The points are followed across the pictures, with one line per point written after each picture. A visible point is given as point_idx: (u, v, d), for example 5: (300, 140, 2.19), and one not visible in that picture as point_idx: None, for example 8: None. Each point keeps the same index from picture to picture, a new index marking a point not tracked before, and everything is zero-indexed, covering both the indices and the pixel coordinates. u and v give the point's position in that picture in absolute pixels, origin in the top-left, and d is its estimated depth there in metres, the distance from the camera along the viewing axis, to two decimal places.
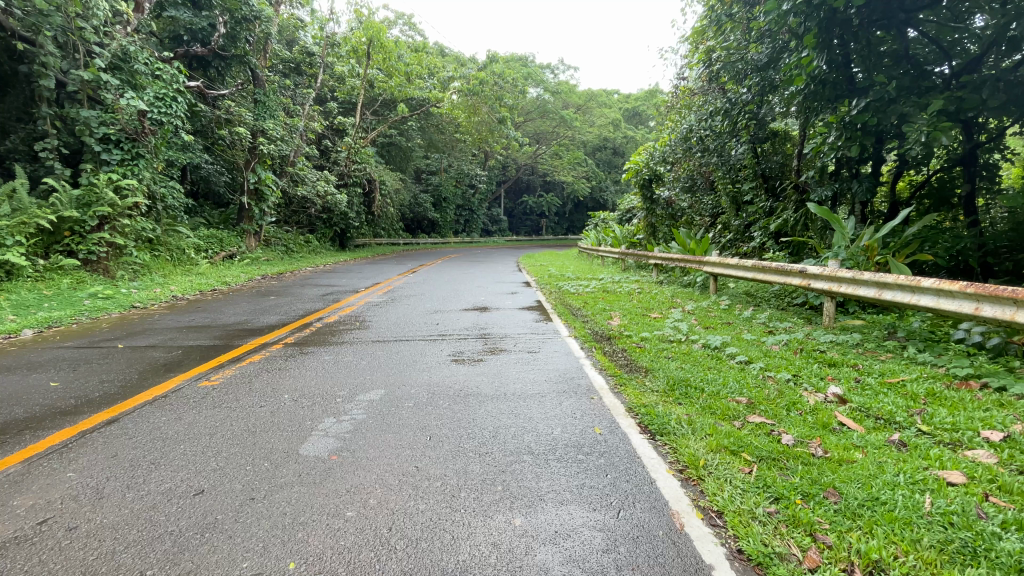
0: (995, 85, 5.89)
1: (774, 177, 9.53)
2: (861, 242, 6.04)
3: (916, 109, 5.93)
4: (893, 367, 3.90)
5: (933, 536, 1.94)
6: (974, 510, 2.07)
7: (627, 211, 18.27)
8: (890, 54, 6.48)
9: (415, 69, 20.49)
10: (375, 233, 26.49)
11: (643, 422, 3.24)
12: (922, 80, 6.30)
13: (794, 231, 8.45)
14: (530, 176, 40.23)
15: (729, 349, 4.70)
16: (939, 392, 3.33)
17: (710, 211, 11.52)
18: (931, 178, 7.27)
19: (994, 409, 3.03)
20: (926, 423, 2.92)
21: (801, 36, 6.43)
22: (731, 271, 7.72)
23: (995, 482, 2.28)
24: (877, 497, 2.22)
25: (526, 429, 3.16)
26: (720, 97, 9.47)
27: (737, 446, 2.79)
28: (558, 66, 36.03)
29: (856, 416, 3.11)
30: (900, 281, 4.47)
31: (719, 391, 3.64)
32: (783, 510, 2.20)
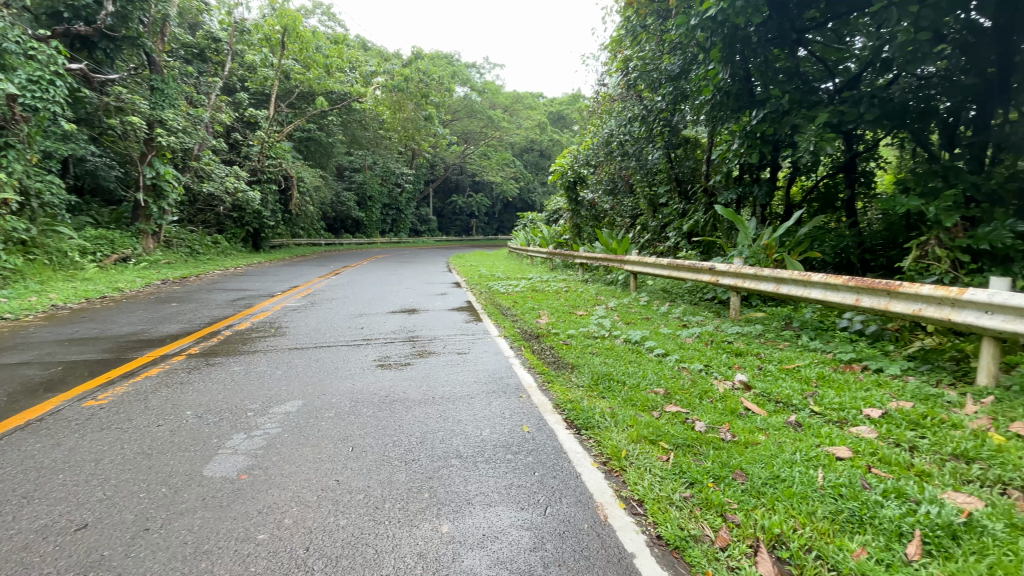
0: (871, 100, 6.59)
1: (686, 181, 10.16)
2: (761, 241, 6.62)
3: (806, 120, 6.56)
4: (789, 354, 4.30)
5: (825, 509, 2.14)
6: (859, 481, 2.31)
7: (553, 212, 18.76)
8: (784, 70, 7.05)
9: (334, 62, 19.59)
10: (293, 233, 25.01)
11: (569, 417, 3.31)
12: (810, 95, 6.93)
13: (704, 231, 9.06)
14: (458, 175, 39.96)
15: (647, 343, 4.95)
16: (827, 375, 3.71)
17: (630, 212, 12.14)
18: (819, 184, 8.16)
19: (873, 388, 3.41)
20: (817, 404, 3.23)
21: (707, 49, 6.95)
22: (649, 269, 8.13)
23: (876, 455, 2.56)
24: (777, 475, 2.42)
25: (455, 432, 3.12)
26: (637, 104, 10.02)
27: (656, 435, 2.93)
28: (484, 66, 36.17)
29: (760, 400, 3.37)
30: (794, 276, 4.93)
31: (639, 383, 3.80)
32: (697, 494, 2.33)
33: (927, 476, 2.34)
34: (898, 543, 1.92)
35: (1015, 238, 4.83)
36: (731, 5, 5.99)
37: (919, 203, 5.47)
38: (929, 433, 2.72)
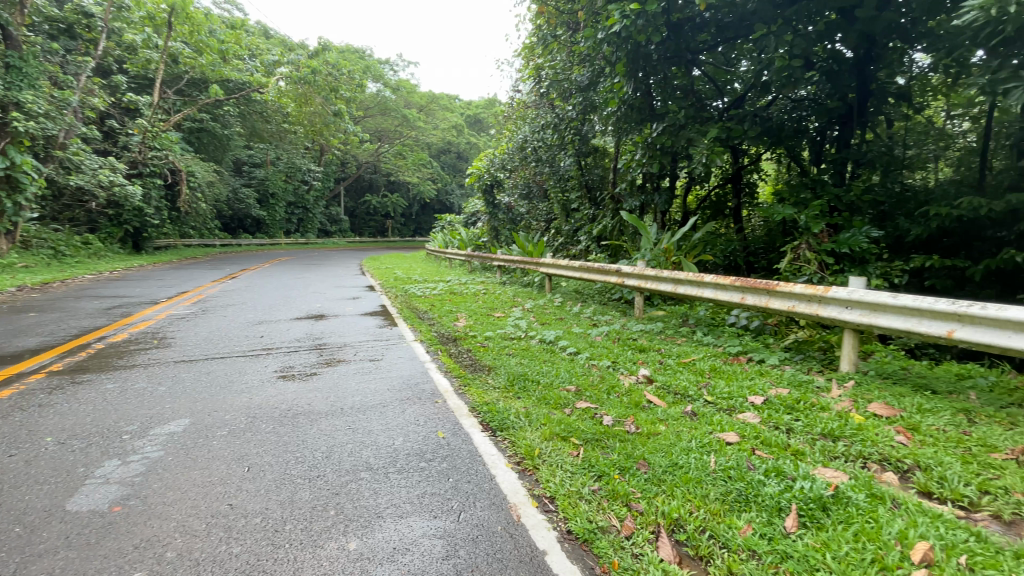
0: (753, 119, 7.34)
1: (595, 187, 10.68)
2: (662, 245, 7.11)
3: (699, 134, 7.15)
4: (686, 349, 4.65)
5: (717, 491, 2.33)
6: (745, 463, 2.53)
7: (471, 215, 18.77)
8: (681, 87, 7.63)
9: (232, 48, 18.04)
10: (182, 233, 22.58)
11: (484, 420, 3.31)
12: (703, 112, 7.57)
13: (612, 235, 9.56)
14: (372, 174, 38.55)
15: (560, 342, 5.10)
16: (718, 367, 4.07)
17: (545, 217, 12.48)
18: (711, 193, 8.96)
19: (756, 377, 3.79)
20: (710, 394, 3.53)
21: (613, 63, 7.34)
22: (562, 271, 8.40)
23: (758, 438, 2.83)
24: (676, 463, 2.59)
25: (365, 444, 2.99)
26: (549, 113, 10.39)
27: (567, 432, 3.02)
28: (398, 64, 35.24)
29: (661, 393, 3.61)
30: (690, 277, 5.35)
31: (552, 382, 3.91)
32: (605, 486, 2.43)
33: (800, 455, 2.63)
34: (779, 518, 2.12)
35: (867, 243, 5.61)
36: (633, 22, 6.38)
37: (793, 211, 6.18)
38: (802, 415, 3.08)
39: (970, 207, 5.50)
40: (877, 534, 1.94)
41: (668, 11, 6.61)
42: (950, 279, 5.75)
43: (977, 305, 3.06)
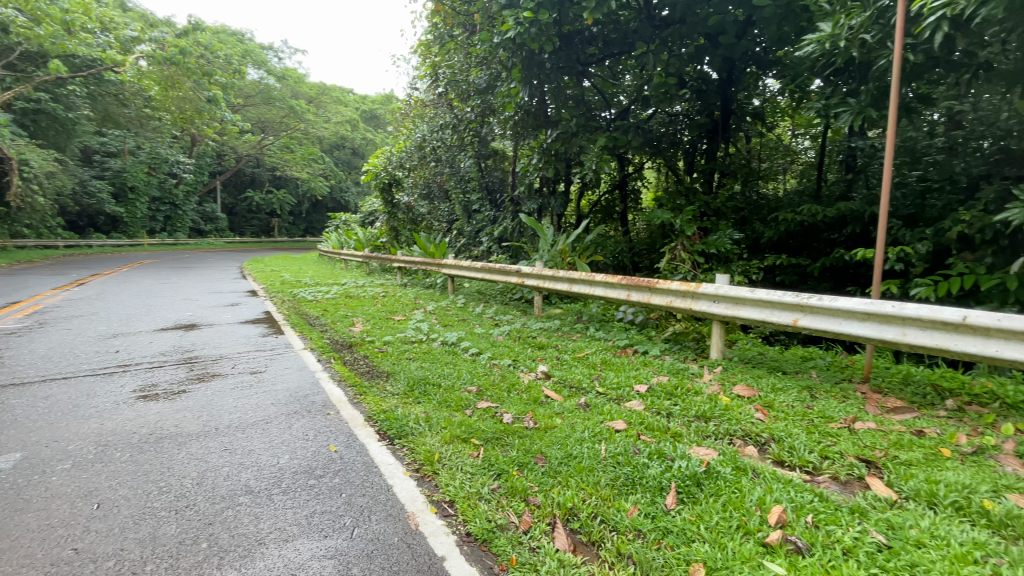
0: (636, 131, 7.93)
1: (496, 189, 10.85)
2: (558, 246, 7.41)
3: (590, 142, 7.56)
4: (581, 345, 4.89)
5: (607, 477, 2.45)
6: (632, 448, 2.70)
7: (368, 214, 18.04)
8: (574, 97, 8.01)
9: (77, 18, 15.51)
10: (10, 232, 18.86)
11: (381, 429, 3.20)
12: (593, 121, 8.01)
13: (512, 236, 9.76)
14: (255, 169, 35.37)
15: (462, 343, 5.09)
16: (609, 360, 4.34)
17: (447, 217, 12.29)
18: (602, 198, 9.55)
19: (642, 368, 4.10)
20: (602, 386, 3.75)
21: (509, 68, 7.51)
22: (463, 272, 8.40)
23: (643, 423, 3.06)
24: (571, 453, 2.70)
25: (244, 465, 2.73)
26: (448, 113, 10.43)
27: (467, 433, 3.01)
28: (284, 51, 32.74)
29: (558, 387, 3.75)
30: (583, 276, 5.64)
31: (453, 384, 3.88)
32: (504, 484, 2.47)
33: (679, 436, 2.88)
34: (660, 496, 2.28)
35: (730, 245, 6.34)
36: (527, 30, 6.56)
37: (671, 216, 6.79)
38: (680, 400, 3.38)
39: (808, 213, 6.45)
40: (742, 502, 2.18)
41: (559, 22, 6.90)
42: (795, 275, 6.68)
43: (816, 296, 3.59)
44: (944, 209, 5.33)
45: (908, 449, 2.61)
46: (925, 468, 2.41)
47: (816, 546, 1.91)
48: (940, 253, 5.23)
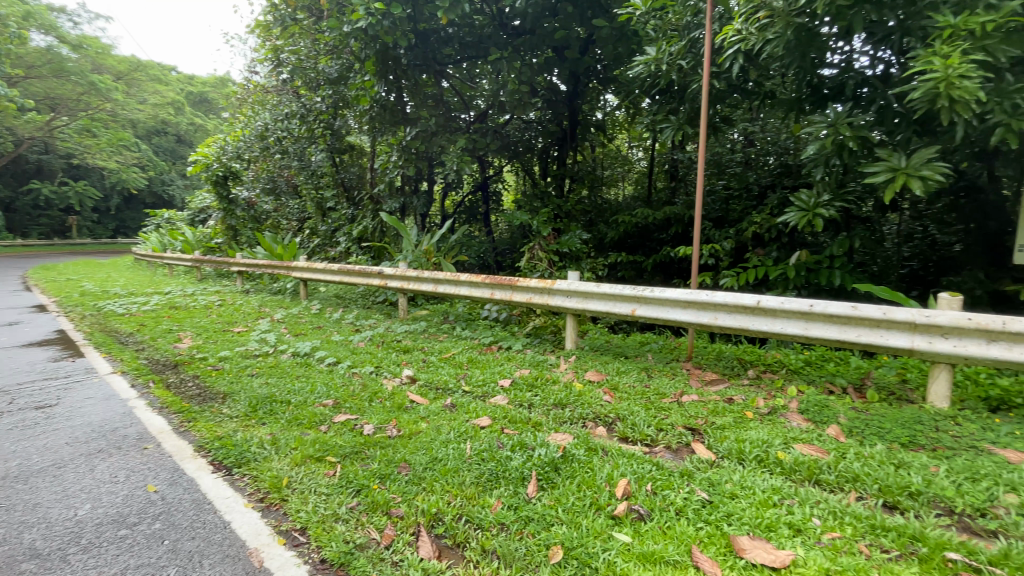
0: (494, 134, 8.14)
1: (353, 186, 10.31)
2: (421, 247, 7.27)
3: (449, 142, 7.54)
4: (447, 345, 4.86)
5: (472, 476, 2.44)
6: (496, 443, 2.73)
7: (200, 211, 15.73)
8: (433, 96, 7.94)
9: None
10: None
11: (217, 457, 2.80)
12: (452, 121, 8.01)
13: (372, 237, 9.31)
14: (41, 155, 28.53)
15: (317, 353, 4.70)
16: (474, 358, 4.37)
17: (297, 215, 11.28)
18: (465, 199, 9.67)
19: (505, 363, 4.22)
20: (468, 384, 3.76)
21: (362, 60, 7.18)
22: (318, 275, 7.78)
23: (507, 417, 3.12)
24: (435, 457, 2.64)
25: (25, 526, 2.18)
26: (295, 101, 9.73)
27: (322, 451, 2.78)
28: (79, 13, 26.96)
29: (422, 391, 3.67)
30: (446, 276, 5.63)
31: (305, 400, 3.55)
32: (363, 500, 2.32)
33: (539, 425, 3.01)
34: (522, 487, 2.34)
35: (580, 244, 6.87)
36: (379, 22, 6.33)
37: (529, 217, 7.13)
38: (541, 391, 3.54)
39: (642, 216, 7.31)
40: (594, 480, 2.35)
41: (413, 18, 6.79)
42: (634, 270, 7.51)
43: (650, 288, 4.06)
44: (742, 212, 6.42)
45: (722, 414, 3.09)
46: (734, 429, 2.87)
47: (655, 510, 2.14)
48: (741, 250, 6.31)
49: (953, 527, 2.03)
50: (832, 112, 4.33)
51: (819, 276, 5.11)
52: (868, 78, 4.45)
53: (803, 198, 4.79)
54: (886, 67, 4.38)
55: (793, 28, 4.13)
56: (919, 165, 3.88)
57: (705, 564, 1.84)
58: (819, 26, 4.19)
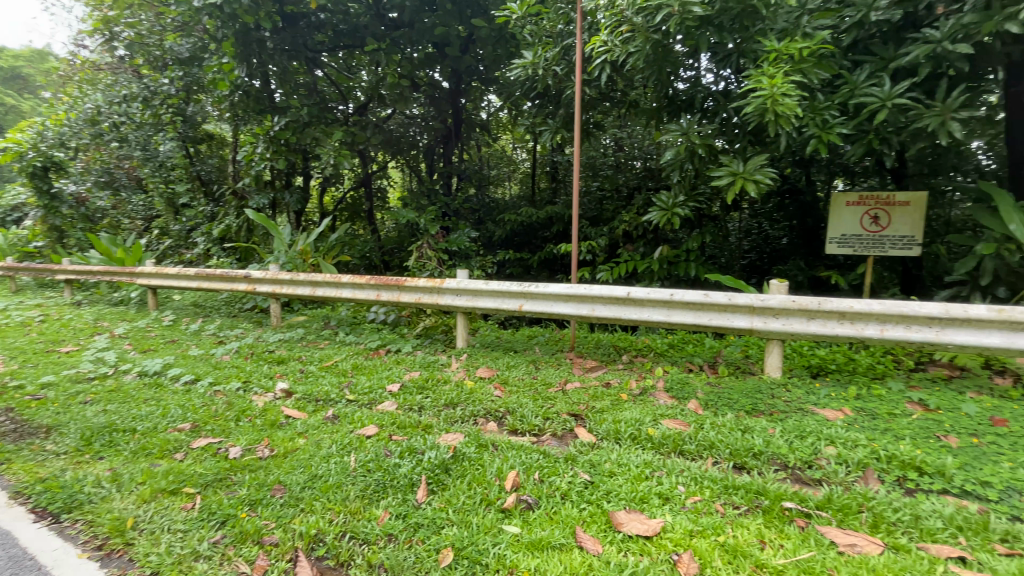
0: (374, 128, 7.81)
1: (212, 180, 9.50)
2: (297, 247, 6.73)
3: (324, 134, 7.06)
4: (328, 352, 4.56)
5: (356, 489, 2.31)
6: (383, 451, 2.61)
7: (10, 209, 12.96)
8: (305, 85, 7.38)
9: None
10: None
11: (37, 505, 2.34)
12: (327, 113, 7.47)
13: (238, 236, 8.40)
14: None
15: (171, 371, 4.11)
16: (359, 364, 4.16)
17: (143, 214, 9.83)
18: (346, 195, 9.23)
19: (393, 366, 4.07)
20: (351, 393, 3.56)
21: (218, 41, 6.49)
22: (171, 282, 6.83)
23: (394, 423, 3.01)
24: (315, 474, 2.46)
25: None
26: (135, 83, 8.50)
27: (177, 482, 2.44)
28: None
29: (300, 404, 3.39)
30: (325, 279, 5.29)
31: (155, 426, 3.09)
32: (230, 532, 2.09)
33: (429, 428, 2.95)
34: (411, 493, 2.28)
35: (468, 242, 6.90)
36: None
37: (415, 215, 6.97)
38: (431, 392, 3.48)
39: (526, 215, 7.54)
40: (484, 477, 2.37)
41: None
42: (520, 267, 7.74)
43: (534, 284, 4.20)
44: (615, 212, 6.94)
45: (601, 399, 3.31)
46: (611, 412, 3.09)
47: (542, 498, 2.22)
48: (615, 246, 6.81)
49: (787, 479, 2.39)
50: (686, 121, 4.84)
51: (679, 267, 5.73)
52: (712, 92, 5.05)
53: (664, 199, 5.30)
54: (726, 84, 5.01)
55: (651, 43, 4.54)
56: (753, 170, 4.50)
57: (588, 543, 1.94)
58: (672, 43, 4.64)
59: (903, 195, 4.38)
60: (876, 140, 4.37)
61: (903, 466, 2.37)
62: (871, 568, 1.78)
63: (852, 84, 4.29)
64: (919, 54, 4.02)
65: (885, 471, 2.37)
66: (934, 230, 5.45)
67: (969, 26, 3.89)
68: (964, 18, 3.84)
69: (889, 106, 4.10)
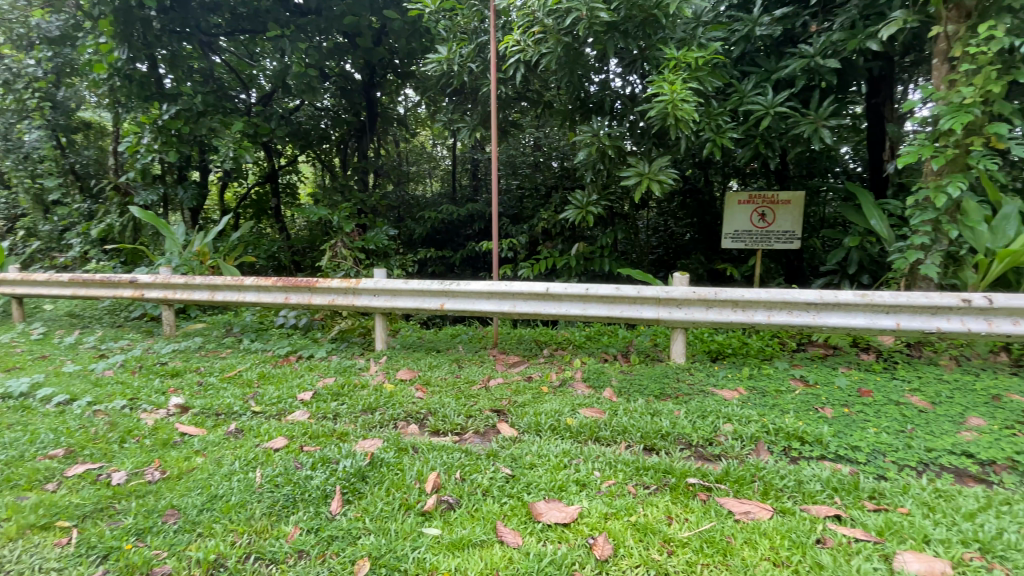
0: (280, 120, 7.33)
1: (89, 174, 8.41)
2: (193, 248, 6.14)
3: (222, 125, 6.51)
4: (231, 362, 4.21)
5: (262, 506, 2.16)
6: (293, 464, 2.46)
7: None
8: (200, 71, 6.92)
9: None
10: None
11: None
12: (226, 101, 6.91)
13: (123, 237, 7.50)
14: None
15: (38, 391, 3.59)
16: (267, 373, 3.89)
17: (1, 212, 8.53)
18: (251, 191, 8.62)
19: (305, 374, 3.86)
20: (258, 404, 3.33)
21: (95, 18, 5.89)
22: (38, 289, 5.96)
23: (306, 433, 2.85)
24: (215, 494, 2.27)
25: None
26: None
27: (48, 517, 2.14)
28: None
29: (198, 420, 3.11)
30: (227, 282, 4.89)
31: (19, 455, 2.69)
32: (113, 567, 1.87)
33: (345, 436, 2.83)
34: (324, 505, 2.17)
35: (386, 241, 6.70)
36: None
37: (328, 212, 6.64)
38: (347, 398, 3.34)
39: (447, 212, 7.47)
40: (403, 481, 2.31)
41: None
42: (442, 266, 7.65)
43: (453, 282, 4.17)
44: (534, 209, 7.09)
45: (522, 393, 3.36)
46: (532, 405, 3.15)
47: (463, 497, 2.22)
48: (535, 243, 6.96)
49: (691, 457, 2.58)
50: (597, 122, 5.07)
51: (594, 263, 5.97)
52: (620, 95, 5.29)
53: (579, 197, 5.49)
54: (633, 88, 5.25)
55: (562, 45, 4.69)
56: (658, 171, 4.80)
57: (508, 536, 1.97)
58: (582, 47, 4.81)
59: (785, 194, 4.88)
60: (762, 144, 4.81)
61: (788, 437, 2.65)
62: (761, 531, 1.97)
63: (741, 93, 4.69)
64: (797, 66, 4.50)
65: (774, 443, 2.63)
66: (812, 225, 6.15)
67: (837, 44, 4.44)
68: (832, 35, 4.38)
69: (772, 114, 4.56)
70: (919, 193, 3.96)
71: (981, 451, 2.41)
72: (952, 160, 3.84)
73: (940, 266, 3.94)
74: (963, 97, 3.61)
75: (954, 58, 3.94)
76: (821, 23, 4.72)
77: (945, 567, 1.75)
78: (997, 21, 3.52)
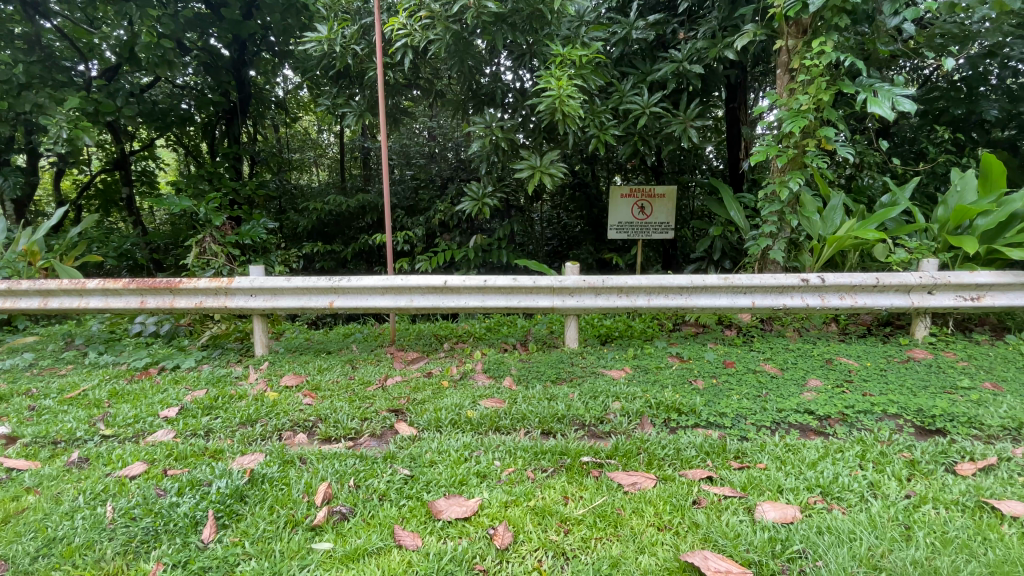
0: (128, 98, 6.33)
1: None
2: (18, 246, 5.08)
3: (52, 99, 5.46)
4: (72, 380, 3.58)
5: (117, 544, 1.87)
6: (154, 492, 2.15)
7: None
8: (21, 35, 5.81)
9: None
10: None
11: None
12: (56, 72, 5.82)
13: None
14: None
15: None
16: (120, 390, 3.36)
17: None
18: (95, 179, 7.39)
19: (169, 388, 3.39)
20: (109, 426, 2.87)
21: None
22: None
23: (170, 455, 2.51)
24: (54, 537, 1.92)
25: None
26: None
27: None
28: None
29: (29, 451, 2.60)
30: (65, 286, 4.15)
31: None
32: None
33: (218, 454, 2.55)
34: (195, 533, 1.93)
35: (265, 234, 6.14)
36: None
37: (194, 203, 5.89)
38: (223, 411, 3.01)
39: (335, 203, 7.01)
40: (288, 496, 2.14)
41: None
42: (332, 260, 7.21)
43: (343, 279, 3.94)
44: (429, 201, 6.93)
45: (422, 389, 3.29)
46: (432, 401, 3.10)
47: (357, 504, 2.11)
48: (431, 236, 6.85)
49: (585, 436, 2.71)
50: (489, 115, 5.08)
51: (492, 254, 6.02)
52: (511, 89, 5.35)
53: (474, 189, 5.45)
54: (523, 83, 5.35)
55: (451, 33, 4.58)
56: (548, 164, 4.95)
57: (407, 539, 1.91)
58: (472, 37, 4.77)
59: (661, 189, 5.31)
60: (640, 141, 5.18)
61: (667, 410, 2.90)
62: (647, 500, 2.13)
63: (621, 92, 5.00)
64: (668, 70, 4.89)
65: (655, 416, 2.86)
66: (683, 217, 6.79)
67: (700, 52, 4.90)
68: (696, 43, 4.82)
69: (648, 113, 4.92)
70: (768, 187, 4.53)
71: (819, 408, 2.83)
72: (793, 159, 4.45)
73: (784, 251, 4.56)
74: (800, 104, 4.17)
75: (792, 70, 4.56)
76: (687, 32, 5.17)
77: (795, 513, 2.02)
78: (824, 40, 4.11)
